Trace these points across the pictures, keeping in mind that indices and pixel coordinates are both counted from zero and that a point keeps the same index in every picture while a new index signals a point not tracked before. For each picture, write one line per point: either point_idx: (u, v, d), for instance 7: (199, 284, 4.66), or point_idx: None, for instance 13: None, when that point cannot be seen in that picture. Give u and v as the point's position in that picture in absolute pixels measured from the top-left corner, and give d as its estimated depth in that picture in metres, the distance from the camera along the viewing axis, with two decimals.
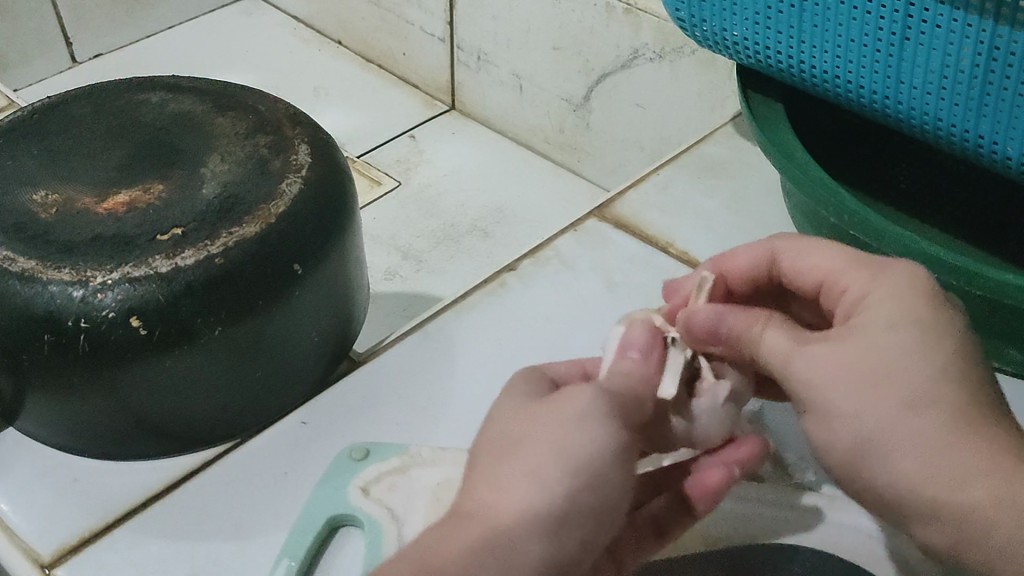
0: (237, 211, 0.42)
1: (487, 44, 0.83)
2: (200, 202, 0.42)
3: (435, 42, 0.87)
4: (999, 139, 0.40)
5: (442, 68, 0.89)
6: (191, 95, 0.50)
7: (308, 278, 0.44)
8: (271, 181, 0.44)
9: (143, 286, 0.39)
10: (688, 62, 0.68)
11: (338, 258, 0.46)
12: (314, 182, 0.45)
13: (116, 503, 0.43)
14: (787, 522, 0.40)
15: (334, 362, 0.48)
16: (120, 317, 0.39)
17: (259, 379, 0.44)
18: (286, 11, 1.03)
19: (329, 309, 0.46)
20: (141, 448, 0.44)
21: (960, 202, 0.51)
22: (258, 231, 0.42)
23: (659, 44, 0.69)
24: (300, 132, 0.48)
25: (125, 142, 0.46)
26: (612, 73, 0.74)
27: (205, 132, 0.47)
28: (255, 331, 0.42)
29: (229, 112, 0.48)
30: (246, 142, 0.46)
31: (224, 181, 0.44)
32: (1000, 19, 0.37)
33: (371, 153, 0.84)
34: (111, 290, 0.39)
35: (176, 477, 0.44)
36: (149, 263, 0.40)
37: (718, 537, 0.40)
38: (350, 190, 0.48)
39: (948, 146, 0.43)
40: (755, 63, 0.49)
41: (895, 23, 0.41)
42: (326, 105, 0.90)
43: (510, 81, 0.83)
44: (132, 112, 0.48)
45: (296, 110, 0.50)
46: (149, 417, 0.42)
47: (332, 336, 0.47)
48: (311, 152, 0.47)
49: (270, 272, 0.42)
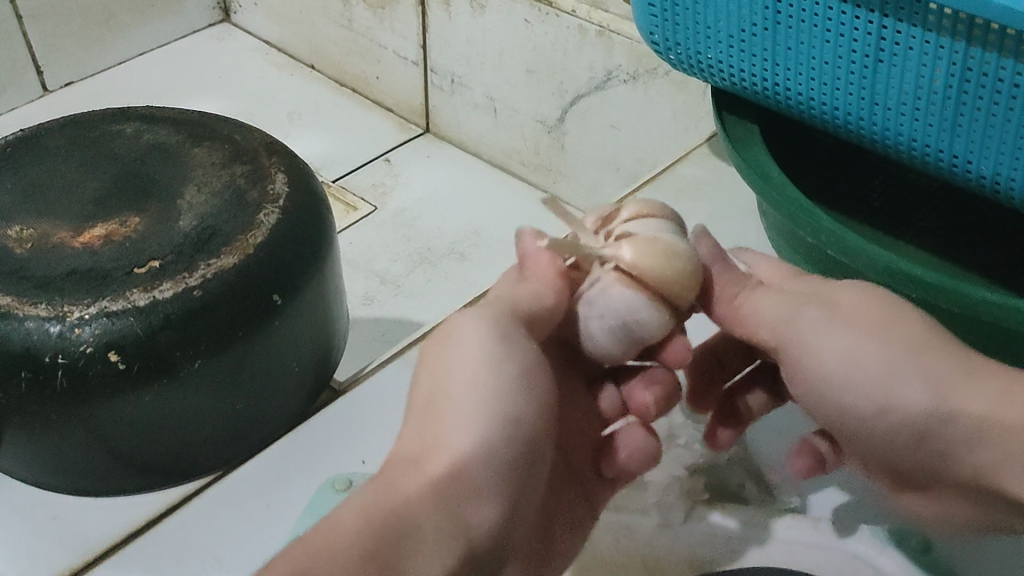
0: (214, 243, 0.42)
1: (461, 67, 0.83)
2: (177, 234, 0.42)
3: (408, 65, 0.87)
4: (973, 159, 0.40)
5: (416, 91, 0.89)
6: (167, 126, 0.49)
7: (287, 308, 0.44)
8: (248, 212, 0.44)
9: (121, 320, 0.39)
10: (662, 83, 0.68)
11: (316, 287, 0.46)
12: (291, 212, 0.45)
13: (98, 540, 0.43)
14: (778, 546, 0.41)
15: (314, 392, 0.48)
16: (99, 352, 0.39)
17: (240, 410, 0.44)
18: (258, 36, 1.02)
19: (308, 339, 0.46)
20: (121, 483, 0.44)
21: (936, 219, 0.51)
22: (236, 262, 0.42)
23: (632, 65, 0.69)
24: (277, 161, 0.48)
25: (101, 174, 0.46)
26: (586, 93, 0.74)
27: (181, 163, 0.47)
28: (235, 362, 0.42)
29: (205, 142, 0.48)
30: (222, 173, 0.46)
31: (201, 213, 0.44)
32: (971, 41, 0.38)
33: (347, 177, 0.84)
34: (89, 325, 0.39)
35: (157, 511, 0.44)
36: (127, 297, 0.40)
37: (707, 560, 0.40)
38: (327, 220, 0.48)
39: (922, 166, 0.43)
40: (730, 85, 0.49)
41: (868, 45, 0.42)
42: (300, 130, 0.89)
43: (484, 104, 0.83)
44: (107, 143, 0.48)
45: (272, 139, 0.50)
46: (128, 452, 0.42)
47: (311, 364, 0.47)
48: (289, 182, 0.47)
49: (248, 303, 0.42)
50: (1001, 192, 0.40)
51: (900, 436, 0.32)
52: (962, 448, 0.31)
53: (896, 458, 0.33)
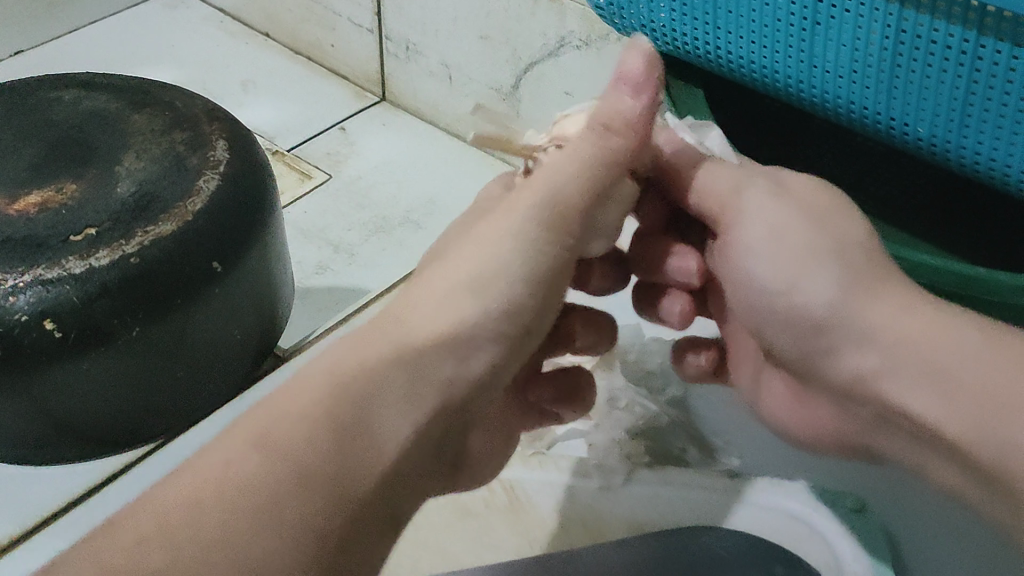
0: (153, 209, 0.42)
1: (415, 34, 0.82)
2: (114, 201, 0.42)
3: (363, 33, 0.87)
4: (910, 121, 0.41)
5: (371, 58, 0.88)
6: (106, 92, 0.49)
7: (227, 276, 0.44)
8: (187, 178, 0.44)
9: (56, 288, 0.39)
10: (614, 50, 0.68)
11: (258, 254, 0.46)
12: (232, 179, 0.45)
13: (36, 509, 0.44)
14: (714, 507, 0.42)
15: (259, 358, 0.48)
16: (33, 320, 0.39)
17: (181, 378, 0.44)
18: (212, 3, 1.01)
19: (251, 307, 0.46)
20: (61, 453, 0.44)
21: (886, 179, 0.49)
22: (174, 229, 0.42)
23: (584, 32, 0.69)
24: (218, 128, 0.47)
25: (37, 141, 0.45)
26: (540, 61, 0.73)
27: (121, 129, 0.46)
28: (174, 329, 0.42)
29: (144, 108, 0.48)
30: (161, 139, 0.46)
31: (139, 179, 0.43)
32: (906, 3, 0.38)
33: (301, 146, 0.84)
34: (23, 293, 0.39)
35: (97, 481, 0.45)
36: (62, 264, 0.39)
37: (647, 523, 0.41)
38: (269, 186, 0.47)
39: (860, 128, 0.44)
40: (674, 49, 0.49)
41: (805, 9, 0.42)
42: (254, 98, 0.89)
43: (439, 72, 0.82)
44: (45, 108, 0.47)
45: (214, 105, 0.50)
46: (68, 421, 0.42)
47: (255, 332, 0.47)
48: (230, 148, 0.46)
49: (188, 270, 0.42)
50: (938, 154, 0.41)
51: (791, 321, 0.36)
52: (832, 337, 0.34)
53: (779, 330, 0.36)
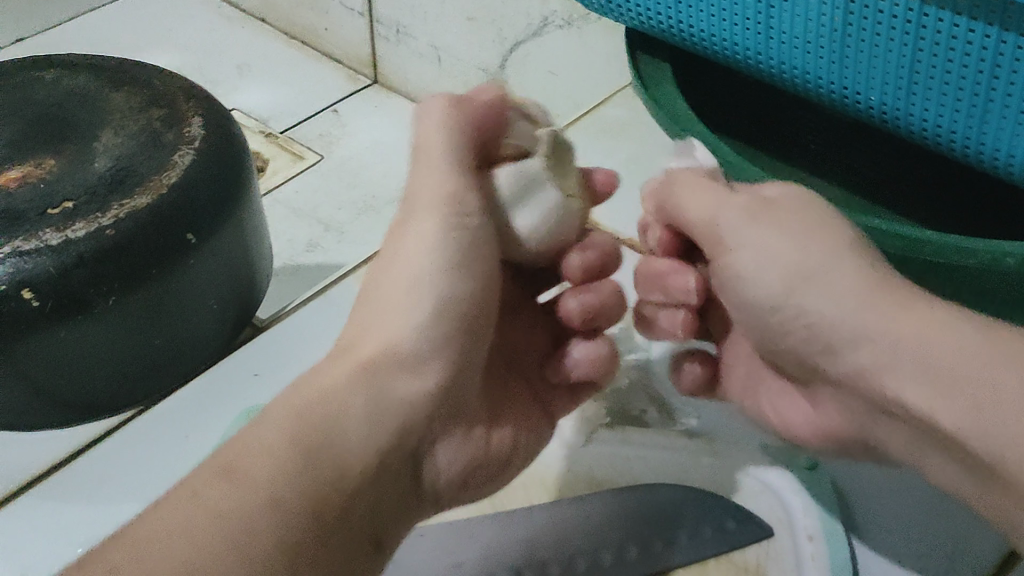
0: (128, 182, 0.44)
1: (405, 17, 0.83)
2: (91, 175, 0.43)
3: (355, 16, 0.88)
4: (861, 90, 0.41)
5: (363, 41, 0.89)
6: (86, 72, 0.50)
7: (202, 247, 0.45)
8: (163, 153, 0.45)
9: (34, 259, 0.40)
10: (596, 28, 0.69)
11: (233, 228, 0.47)
12: (206, 154, 0.46)
13: (19, 472, 0.45)
14: (667, 464, 0.43)
15: (237, 328, 0.50)
16: (11, 290, 0.40)
17: (157, 346, 0.46)
18: None
19: (227, 277, 0.48)
20: (45, 418, 0.46)
21: (868, 155, 0.52)
22: (148, 202, 0.43)
23: (566, 11, 0.71)
24: (194, 105, 0.49)
25: (19, 119, 0.47)
26: (524, 41, 0.74)
27: (99, 107, 0.47)
28: (149, 299, 0.44)
29: (124, 87, 0.49)
30: (138, 116, 0.47)
31: (116, 155, 0.45)
32: None
33: (295, 128, 0.85)
34: (3, 264, 0.40)
35: (78, 445, 0.46)
36: (39, 237, 0.41)
37: (603, 480, 0.43)
38: (245, 160, 0.49)
39: (812, 96, 0.44)
40: (638, 24, 0.49)
41: None
42: (249, 82, 0.90)
43: (428, 54, 0.83)
44: (28, 88, 0.49)
45: (192, 84, 0.51)
46: (48, 387, 0.44)
47: (235, 302, 0.49)
48: (205, 125, 0.48)
49: (162, 241, 0.43)
50: (889, 122, 0.41)
51: (757, 303, 0.36)
52: (765, 299, 0.35)
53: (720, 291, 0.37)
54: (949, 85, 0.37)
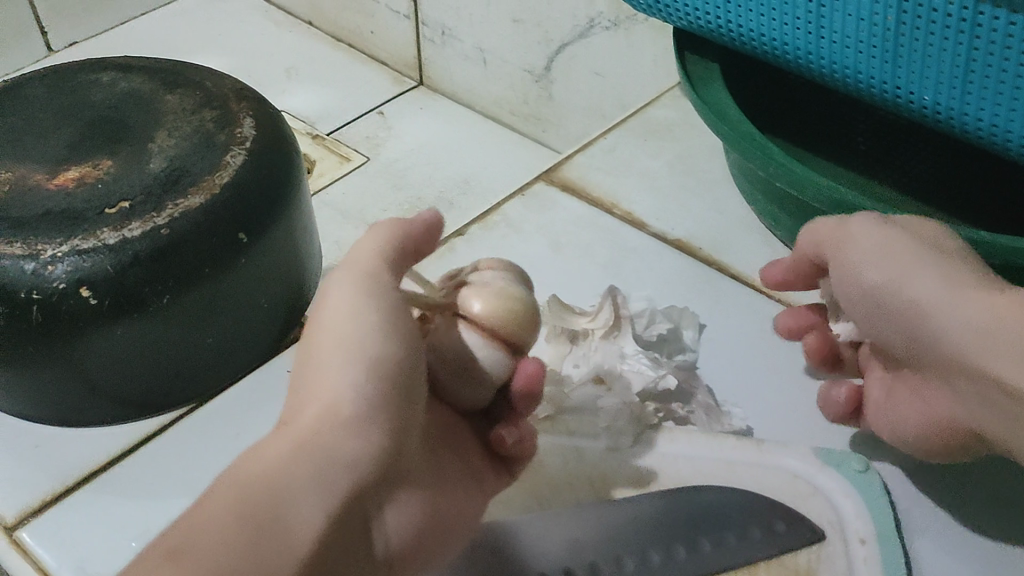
0: (183, 183, 0.44)
1: (450, 20, 0.83)
2: (147, 175, 0.44)
3: (400, 19, 0.89)
4: (914, 90, 0.40)
5: (409, 44, 0.90)
6: (142, 75, 0.51)
7: (254, 246, 0.46)
8: (216, 154, 0.46)
9: (91, 258, 0.41)
10: (642, 30, 0.69)
11: (284, 227, 0.48)
12: (258, 154, 0.47)
13: (76, 467, 0.46)
14: (716, 466, 0.43)
15: (286, 326, 0.51)
16: (70, 288, 0.41)
17: (209, 344, 0.46)
18: None
19: (277, 277, 0.48)
20: (100, 414, 0.47)
21: (911, 156, 0.52)
22: (203, 202, 0.44)
23: (613, 13, 0.70)
24: (246, 106, 0.50)
25: (76, 121, 0.47)
26: (571, 43, 0.75)
27: (154, 109, 0.48)
28: (203, 297, 0.44)
29: (177, 89, 0.50)
30: (191, 118, 0.48)
31: (170, 155, 0.45)
32: None
33: (341, 129, 0.86)
34: (61, 263, 0.41)
35: (133, 442, 0.47)
36: (97, 236, 0.42)
37: (652, 479, 0.43)
38: (296, 161, 0.50)
39: (863, 96, 0.44)
40: (687, 24, 0.49)
41: None
42: (296, 84, 0.91)
43: (474, 55, 0.84)
44: (85, 90, 0.50)
45: (242, 85, 0.52)
46: (104, 383, 0.45)
47: (284, 302, 0.50)
48: (257, 126, 0.48)
49: (215, 240, 0.44)
50: (943, 122, 0.40)
51: None
52: None
53: None
54: (1004, 85, 0.37)
